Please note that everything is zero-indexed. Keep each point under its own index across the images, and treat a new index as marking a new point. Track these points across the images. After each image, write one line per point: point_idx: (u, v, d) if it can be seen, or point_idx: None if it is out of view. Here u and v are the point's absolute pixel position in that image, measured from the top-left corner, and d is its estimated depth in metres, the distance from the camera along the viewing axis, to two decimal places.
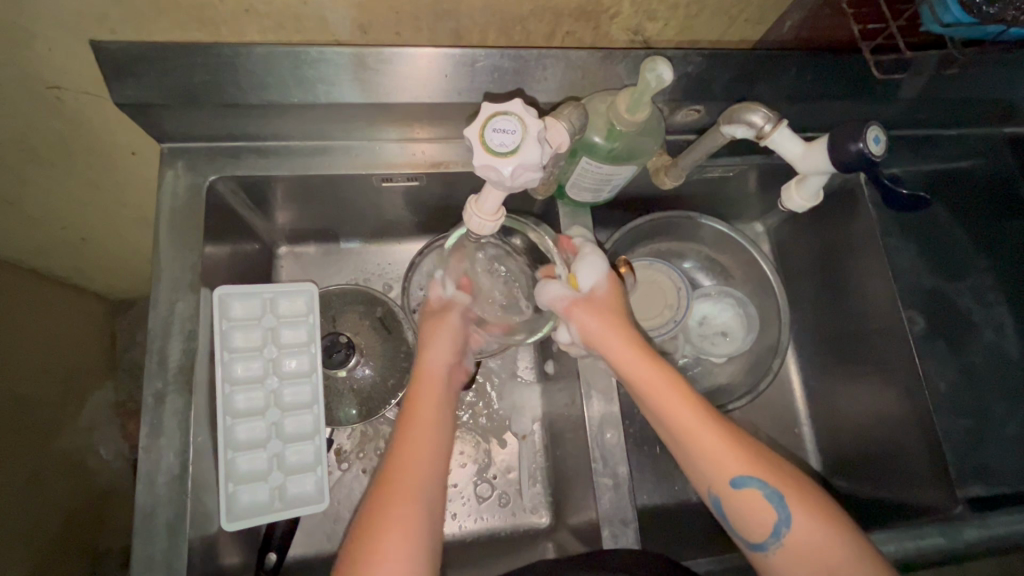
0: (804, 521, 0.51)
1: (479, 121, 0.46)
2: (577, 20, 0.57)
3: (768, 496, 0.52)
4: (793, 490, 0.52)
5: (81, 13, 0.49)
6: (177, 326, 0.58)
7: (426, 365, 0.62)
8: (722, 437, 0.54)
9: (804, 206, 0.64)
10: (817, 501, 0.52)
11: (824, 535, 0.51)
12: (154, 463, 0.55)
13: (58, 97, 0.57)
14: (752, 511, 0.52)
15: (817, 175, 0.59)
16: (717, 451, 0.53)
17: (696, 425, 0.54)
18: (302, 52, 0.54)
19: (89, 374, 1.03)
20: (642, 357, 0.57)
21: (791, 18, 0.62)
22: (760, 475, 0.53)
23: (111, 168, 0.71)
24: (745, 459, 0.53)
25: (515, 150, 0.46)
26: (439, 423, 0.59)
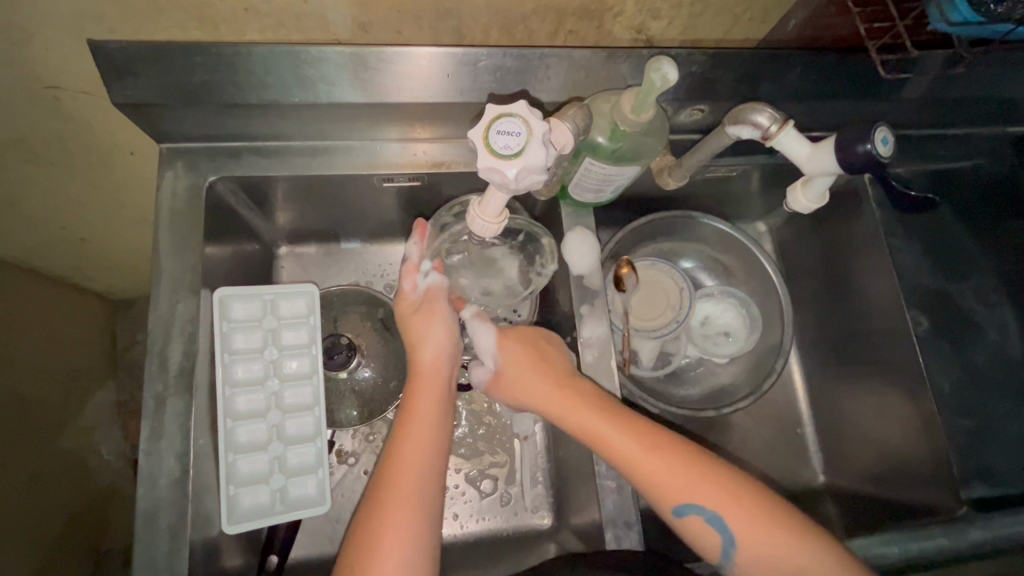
0: (752, 541, 0.50)
1: (484, 122, 0.46)
2: (580, 18, 0.57)
3: (710, 519, 0.51)
4: (736, 508, 0.51)
5: (80, 12, 0.48)
6: (177, 328, 0.57)
7: (422, 356, 0.60)
8: (662, 462, 0.53)
9: (811, 207, 0.64)
10: (765, 514, 0.51)
11: (776, 550, 0.50)
12: (155, 466, 0.54)
13: (56, 97, 0.57)
14: (698, 536, 0.52)
15: (823, 176, 0.58)
16: (658, 478, 0.52)
17: (636, 455, 0.53)
18: (302, 51, 0.54)
19: (88, 374, 1.03)
20: (571, 403, 0.57)
21: (796, 17, 0.61)
22: (702, 502, 0.51)
23: (109, 168, 0.70)
24: (687, 483, 0.52)
25: (520, 152, 0.45)
26: (439, 413, 0.58)
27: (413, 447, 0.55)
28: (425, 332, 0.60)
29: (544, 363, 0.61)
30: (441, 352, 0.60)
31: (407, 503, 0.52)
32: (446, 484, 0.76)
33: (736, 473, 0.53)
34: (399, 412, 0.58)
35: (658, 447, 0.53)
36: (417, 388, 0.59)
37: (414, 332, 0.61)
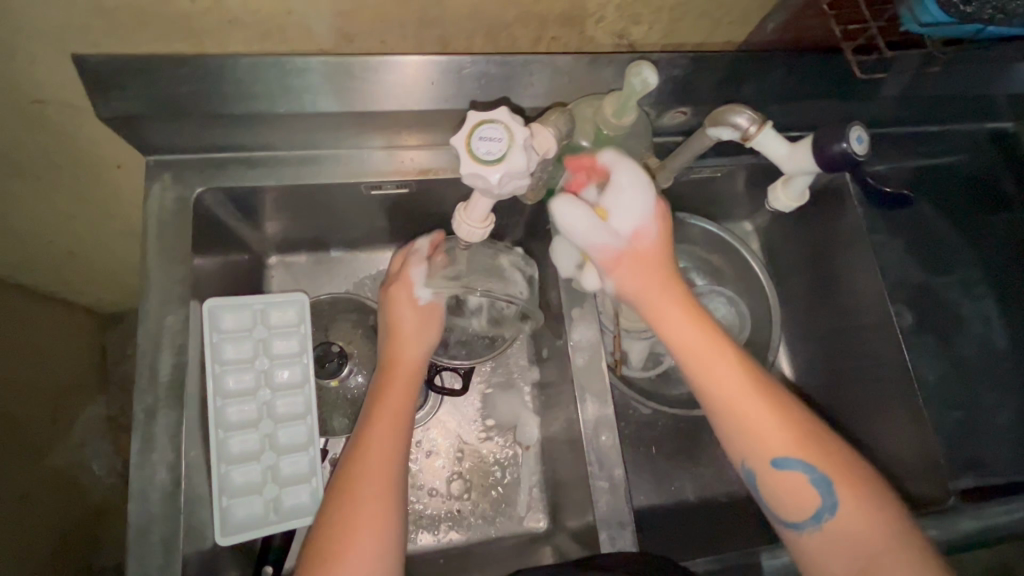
0: (855, 507, 0.49)
1: (466, 129, 0.47)
2: (562, 25, 0.58)
3: (815, 481, 0.50)
4: (843, 472, 0.50)
5: (62, 27, 0.48)
6: (168, 340, 0.57)
7: (399, 366, 0.62)
8: (771, 411, 0.52)
9: (790, 206, 0.65)
10: (864, 484, 0.50)
11: (871, 516, 0.49)
12: (146, 480, 0.54)
13: (41, 111, 0.57)
14: (794, 492, 0.50)
15: (801, 175, 0.59)
16: (759, 426, 0.51)
17: (741, 394, 0.51)
18: (288, 62, 0.54)
19: (77, 389, 1.02)
20: (693, 320, 0.53)
21: (773, 20, 0.62)
22: (806, 459, 0.51)
23: (96, 181, 0.70)
24: (792, 441, 0.51)
25: (501, 158, 0.46)
26: (407, 417, 0.59)
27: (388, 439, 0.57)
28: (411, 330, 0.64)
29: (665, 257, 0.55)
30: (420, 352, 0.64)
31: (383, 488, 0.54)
32: (442, 490, 0.76)
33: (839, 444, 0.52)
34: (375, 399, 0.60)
35: (778, 400, 0.52)
36: (392, 384, 0.61)
37: (393, 343, 0.64)
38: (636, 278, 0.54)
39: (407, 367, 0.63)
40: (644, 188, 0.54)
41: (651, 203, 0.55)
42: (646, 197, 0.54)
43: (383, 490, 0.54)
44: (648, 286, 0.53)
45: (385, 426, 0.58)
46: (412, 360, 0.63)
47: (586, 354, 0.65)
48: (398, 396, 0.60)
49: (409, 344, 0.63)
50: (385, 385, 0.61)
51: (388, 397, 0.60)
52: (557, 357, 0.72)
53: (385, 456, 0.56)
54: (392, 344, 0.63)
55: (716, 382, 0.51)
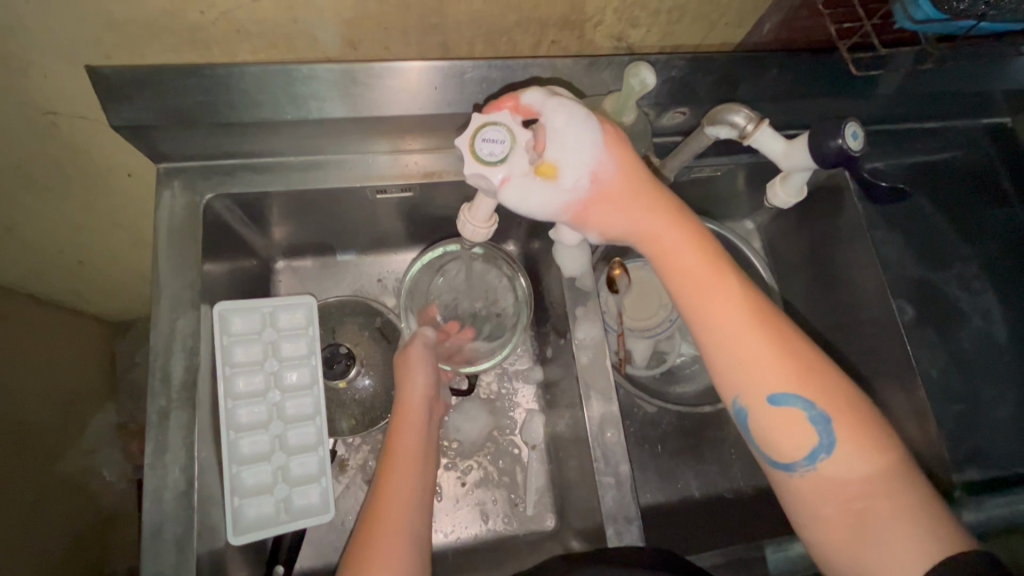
0: (852, 448, 0.49)
1: (471, 130, 0.47)
2: (561, 29, 0.59)
3: (813, 420, 0.50)
4: (841, 410, 0.50)
5: (75, 39, 0.49)
6: (179, 343, 0.59)
7: (407, 408, 0.63)
8: (771, 343, 0.51)
9: (789, 202, 0.65)
10: (862, 424, 0.50)
11: (869, 461, 0.49)
12: (159, 481, 0.55)
13: (54, 122, 0.58)
14: (791, 430, 0.50)
15: (797, 173, 0.60)
16: (759, 359, 0.50)
17: (742, 327, 0.51)
18: (294, 69, 0.55)
19: (88, 397, 1.03)
20: (693, 250, 0.52)
21: (769, 21, 0.64)
22: (806, 395, 0.50)
23: (106, 190, 0.71)
24: (792, 377, 0.50)
25: (504, 159, 0.47)
26: (419, 455, 0.61)
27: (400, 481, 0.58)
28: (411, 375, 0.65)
29: (652, 182, 0.52)
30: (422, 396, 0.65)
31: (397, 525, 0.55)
32: (449, 490, 0.77)
33: (841, 379, 0.52)
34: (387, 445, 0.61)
35: (780, 332, 0.51)
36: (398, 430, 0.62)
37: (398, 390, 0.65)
38: (622, 213, 0.51)
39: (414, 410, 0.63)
40: (585, 120, 0.49)
41: (597, 134, 0.49)
42: (592, 128, 0.49)
43: (399, 523, 0.55)
44: (642, 215, 0.51)
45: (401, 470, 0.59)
46: (419, 406, 0.64)
47: (590, 352, 0.66)
48: (407, 440, 0.61)
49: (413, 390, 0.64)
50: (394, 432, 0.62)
51: (401, 441, 0.61)
52: (562, 356, 0.73)
53: (401, 497, 0.57)
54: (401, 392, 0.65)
55: (713, 308, 0.51)
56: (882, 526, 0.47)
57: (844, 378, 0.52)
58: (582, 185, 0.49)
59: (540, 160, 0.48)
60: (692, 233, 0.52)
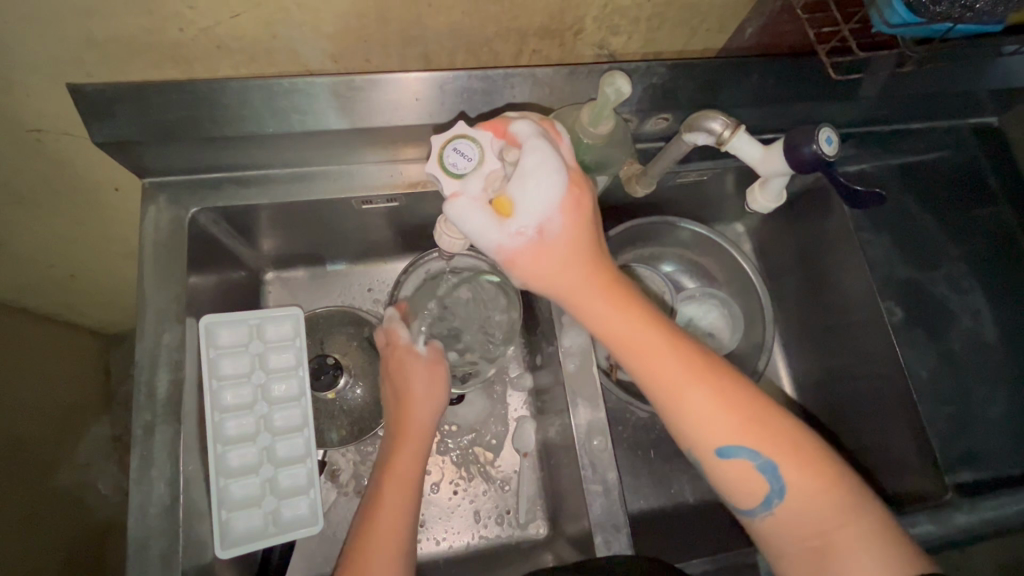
0: (802, 492, 0.50)
1: (446, 136, 0.48)
2: (542, 38, 0.60)
3: (761, 467, 0.51)
4: (790, 454, 0.51)
5: (56, 58, 0.50)
6: (164, 357, 0.59)
7: (409, 421, 0.63)
8: (712, 398, 0.51)
9: (770, 207, 0.65)
10: (812, 464, 0.51)
11: (820, 503, 0.50)
12: (145, 495, 0.56)
13: (39, 139, 0.58)
14: (740, 479, 0.51)
15: (777, 177, 0.60)
16: (703, 416, 0.51)
17: (684, 382, 0.51)
18: (275, 83, 0.56)
19: (82, 410, 1.03)
20: (632, 311, 0.51)
21: (750, 26, 0.64)
22: (751, 446, 0.51)
23: (95, 205, 0.72)
24: (737, 429, 0.51)
25: (462, 175, 0.48)
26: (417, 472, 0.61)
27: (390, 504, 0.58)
28: (413, 388, 0.65)
29: (594, 238, 0.51)
30: (429, 411, 0.64)
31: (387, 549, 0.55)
32: (441, 499, 0.77)
33: (785, 421, 0.52)
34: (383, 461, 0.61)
35: (722, 386, 0.52)
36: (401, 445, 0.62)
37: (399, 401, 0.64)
38: (564, 273, 0.49)
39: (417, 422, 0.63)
40: (555, 173, 0.46)
41: (560, 191, 0.47)
42: (558, 181, 0.46)
43: (389, 546, 0.55)
44: (582, 278, 0.50)
45: (398, 490, 0.59)
46: (423, 421, 0.63)
47: (576, 359, 0.66)
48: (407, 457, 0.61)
49: (418, 401, 0.64)
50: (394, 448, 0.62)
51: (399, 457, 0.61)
52: (551, 363, 0.73)
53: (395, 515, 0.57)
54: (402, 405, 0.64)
55: (652, 373, 0.51)
56: (840, 560, 0.48)
57: (787, 419, 0.53)
58: (528, 242, 0.48)
59: (497, 194, 0.47)
60: (627, 294, 0.51)
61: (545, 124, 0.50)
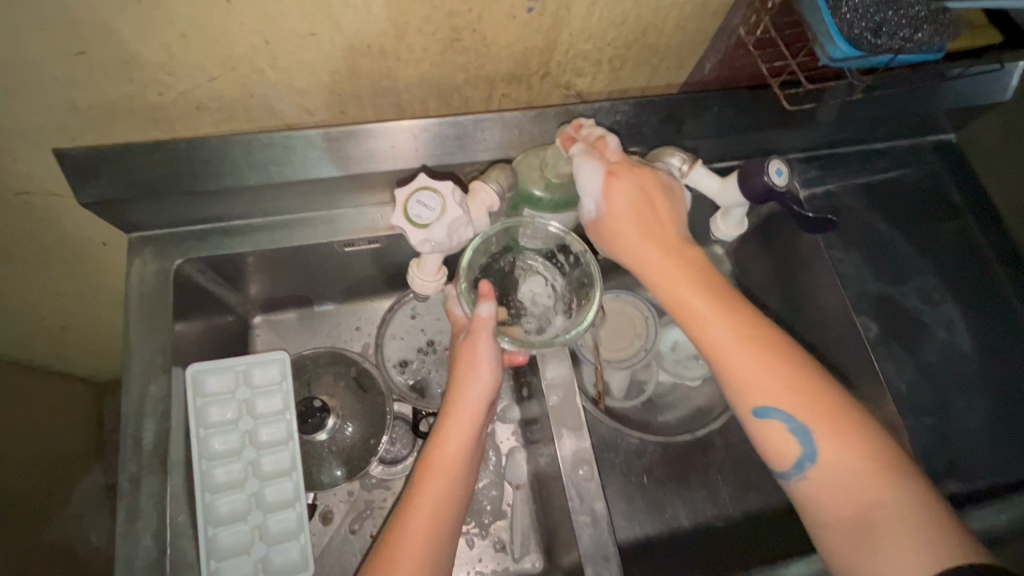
0: (837, 458, 0.51)
1: (411, 188, 0.54)
2: (509, 83, 0.63)
3: (795, 431, 0.52)
4: (826, 421, 0.51)
5: (42, 126, 0.52)
6: (151, 408, 0.60)
7: (460, 410, 0.58)
8: (757, 359, 0.52)
9: (733, 235, 0.69)
10: (850, 432, 0.51)
11: (862, 471, 0.50)
12: (132, 548, 0.56)
13: (27, 202, 0.60)
14: (776, 441, 0.52)
15: (736, 207, 0.64)
16: (752, 374, 0.52)
17: (730, 343, 0.53)
18: (253, 139, 0.57)
19: (74, 461, 1.03)
20: (685, 278, 0.54)
21: (709, 60, 0.68)
22: (790, 410, 0.52)
23: (84, 259, 0.73)
24: (783, 393, 0.52)
25: (426, 225, 0.54)
26: (461, 472, 0.56)
27: (427, 499, 0.54)
28: (472, 371, 0.58)
29: (656, 209, 0.56)
30: (481, 398, 0.58)
31: (416, 550, 0.52)
32: None
33: (837, 396, 0.53)
34: (424, 448, 0.58)
35: (771, 348, 0.53)
36: (441, 438, 0.57)
37: (454, 385, 0.59)
38: (624, 237, 0.55)
39: (468, 411, 0.58)
40: (595, 166, 0.56)
41: (601, 180, 0.55)
42: (596, 170, 0.56)
43: (421, 549, 0.52)
44: (636, 243, 0.55)
45: (435, 494, 0.55)
46: (472, 414, 0.58)
47: (560, 391, 0.67)
48: (453, 455, 0.56)
49: (472, 386, 0.58)
50: (440, 441, 0.57)
51: (442, 450, 0.56)
52: (536, 394, 0.74)
53: (428, 521, 0.54)
54: (454, 392, 0.59)
55: (700, 328, 0.53)
56: (882, 530, 0.47)
57: (838, 393, 0.53)
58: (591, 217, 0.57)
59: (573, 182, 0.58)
60: (686, 261, 0.55)
61: (573, 122, 0.61)
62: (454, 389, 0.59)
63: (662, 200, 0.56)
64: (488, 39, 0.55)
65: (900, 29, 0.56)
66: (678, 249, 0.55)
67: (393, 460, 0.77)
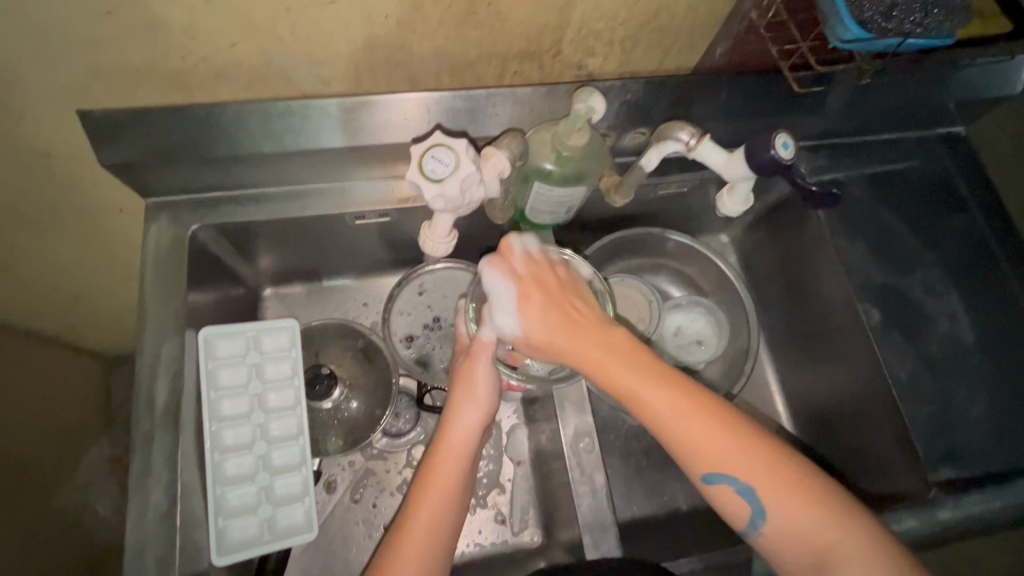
0: (793, 512, 0.49)
1: (425, 145, 0.55)
2: (522, 61, 0.63)
3: (744, 491, 0.50)
4: (780, 484, 0.49)
5: (65, 89, 0.54)
6: (164, 368, 0.61)
7: (452, 434, 0.58)
8: (705, 426, 0.50)
9: (739, 212, 0.71)
10: (804, 486, 0.50)
11: (811, 523, 0.48)
12: (144, 501, 0.57)
13: (49, 164, 0.62)
14: (731, 502, 0.50)
15: (743, 180, 0.66)
16: (700, 439, 0.49)
17: (678, 413, 0.50)
18: (270, 107, 0.59)
19: (84, 431, 1.04)
20: (609, 354, 0.51)
21: (720, 46, 0.68)
22: (741, 477, 0.50)
23: (100, 227, 0.75)
24: (728, 455, 0.49)
25: (439, 180, 0.55)
26: (453, 498, 0.55)
27: (424, 518, 0.54)
28: (468, 395, 0.59)
29: (573, 299, 0.54)
30: (476, 420, 0.59)
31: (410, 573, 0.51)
32: None
33: (781, 447, 0.51)
34: (417, 472, 0.57)
35: (717, 414, 0.50)
36: (436, 460, 0.57)
37: (450, 408, 0.59)
38: (551, 342, 0.52)
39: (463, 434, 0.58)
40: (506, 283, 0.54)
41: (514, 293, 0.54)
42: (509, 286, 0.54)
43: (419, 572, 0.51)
44: (566, 347, 0.52)
45: (424, 520, 0.54)
46: (463, 437, 0.58)
47: None
48: (442, 478, 0.56)
49: (467, 409, 0.59)
50: (429, 465, 0.56)
51: (436, 474, 0.56)
52: None
53: (424, 542, 0.53)
54: (449, 416, 0.59)
55: (648, 406, 0.50)
56: (844, 571, 0.46)
57: (776, 440, 0.51)
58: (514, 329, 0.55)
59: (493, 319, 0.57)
60: (617, 342, 0.52)
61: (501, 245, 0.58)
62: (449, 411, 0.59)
63: (577, 296, 0.54)
64: (502, 15, 0.56)
65: (909, 14, 0.57)
66: (605, 339, 0.52)
67: (397, 433, 0.80)
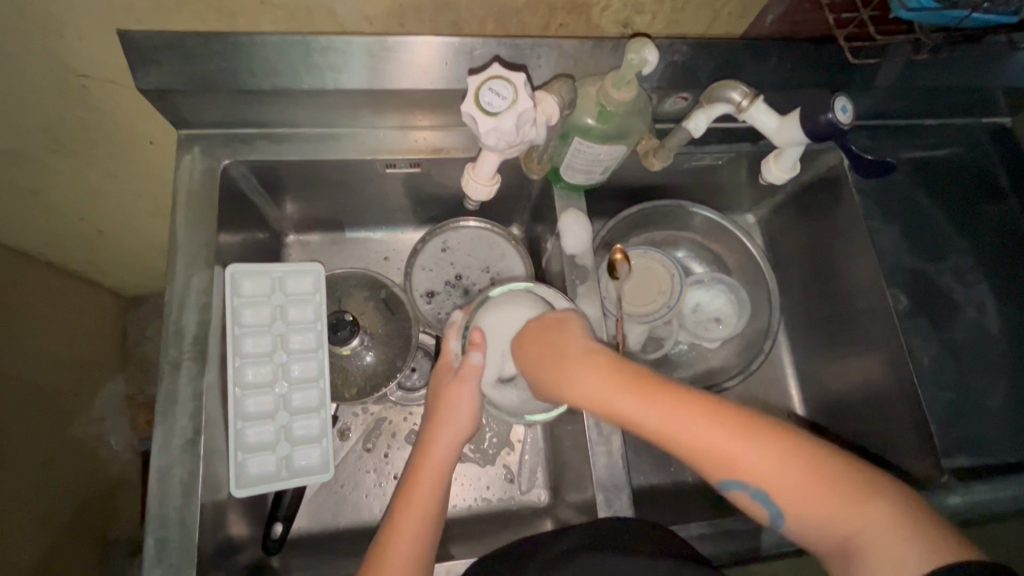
0: (810, 509, 0.43)
1: (482, 76, 0.53)
2: (569, 13, 0.62)
3: (757, 493, 0.45)
4: (789, 476, 0.43)
5: (109, 5, 0.52)
6: (192, 299, 0.62)
7: (432, 452, 0.57)
8: (703, 424, 0.44)
9: (783, 178, 0.71)
10: (826, 476, 0.43)
11: (839, 512, 0.42)
12: (169, 428, 0.58)
13: (85, 86, 0.61)
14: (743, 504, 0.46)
15: (792, 147, 0.65)
16: (697, 448, 0.44)
17: (664, 423, 0.45)
18: (312, 41, 0.58)
19: (99, 365, 1.06)
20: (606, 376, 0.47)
21: (772, 11, 0.65)
22: (748, 475, 0.44)
23: (129, 158, 0.74)
24: (731, 453, 0.44)
25: (496, 113, 0.53)
26: (434, 512, 0.55)
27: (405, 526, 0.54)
28: (449, 415, 0.58)
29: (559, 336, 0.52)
30: (457, 438, 0.58)
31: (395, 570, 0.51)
32: None
33: (781, 425, 0.45)
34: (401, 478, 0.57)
35: (711, 408, 0.45)
36: (420, 474, 0.56)
37: (431, 424, 0.59)
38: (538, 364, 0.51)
39: (445, 450, 0.58)
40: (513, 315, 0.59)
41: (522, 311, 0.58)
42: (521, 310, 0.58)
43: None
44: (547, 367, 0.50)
45: (411, 531, 0.54)
46: (445, 456, 0.57)
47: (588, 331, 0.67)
48: (426, 489, 0.56)
49: (450, 429, 0.58)
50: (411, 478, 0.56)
51: (419, 486, 0.56)
52: None
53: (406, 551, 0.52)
54: (430, 432, 0.58)
55: (634, 418, 0.46)
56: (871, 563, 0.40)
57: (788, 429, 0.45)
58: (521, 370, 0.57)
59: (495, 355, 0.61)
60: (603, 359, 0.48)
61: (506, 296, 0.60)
62: (431, 430, 0.58)
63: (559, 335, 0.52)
64: None
65: None
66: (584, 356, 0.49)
67: (411, 388, 0.80)
